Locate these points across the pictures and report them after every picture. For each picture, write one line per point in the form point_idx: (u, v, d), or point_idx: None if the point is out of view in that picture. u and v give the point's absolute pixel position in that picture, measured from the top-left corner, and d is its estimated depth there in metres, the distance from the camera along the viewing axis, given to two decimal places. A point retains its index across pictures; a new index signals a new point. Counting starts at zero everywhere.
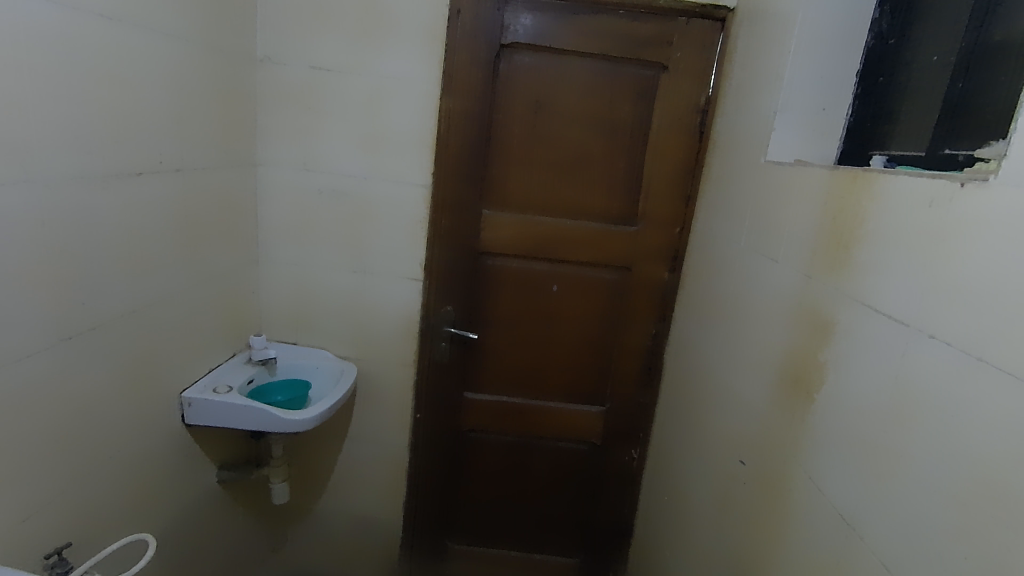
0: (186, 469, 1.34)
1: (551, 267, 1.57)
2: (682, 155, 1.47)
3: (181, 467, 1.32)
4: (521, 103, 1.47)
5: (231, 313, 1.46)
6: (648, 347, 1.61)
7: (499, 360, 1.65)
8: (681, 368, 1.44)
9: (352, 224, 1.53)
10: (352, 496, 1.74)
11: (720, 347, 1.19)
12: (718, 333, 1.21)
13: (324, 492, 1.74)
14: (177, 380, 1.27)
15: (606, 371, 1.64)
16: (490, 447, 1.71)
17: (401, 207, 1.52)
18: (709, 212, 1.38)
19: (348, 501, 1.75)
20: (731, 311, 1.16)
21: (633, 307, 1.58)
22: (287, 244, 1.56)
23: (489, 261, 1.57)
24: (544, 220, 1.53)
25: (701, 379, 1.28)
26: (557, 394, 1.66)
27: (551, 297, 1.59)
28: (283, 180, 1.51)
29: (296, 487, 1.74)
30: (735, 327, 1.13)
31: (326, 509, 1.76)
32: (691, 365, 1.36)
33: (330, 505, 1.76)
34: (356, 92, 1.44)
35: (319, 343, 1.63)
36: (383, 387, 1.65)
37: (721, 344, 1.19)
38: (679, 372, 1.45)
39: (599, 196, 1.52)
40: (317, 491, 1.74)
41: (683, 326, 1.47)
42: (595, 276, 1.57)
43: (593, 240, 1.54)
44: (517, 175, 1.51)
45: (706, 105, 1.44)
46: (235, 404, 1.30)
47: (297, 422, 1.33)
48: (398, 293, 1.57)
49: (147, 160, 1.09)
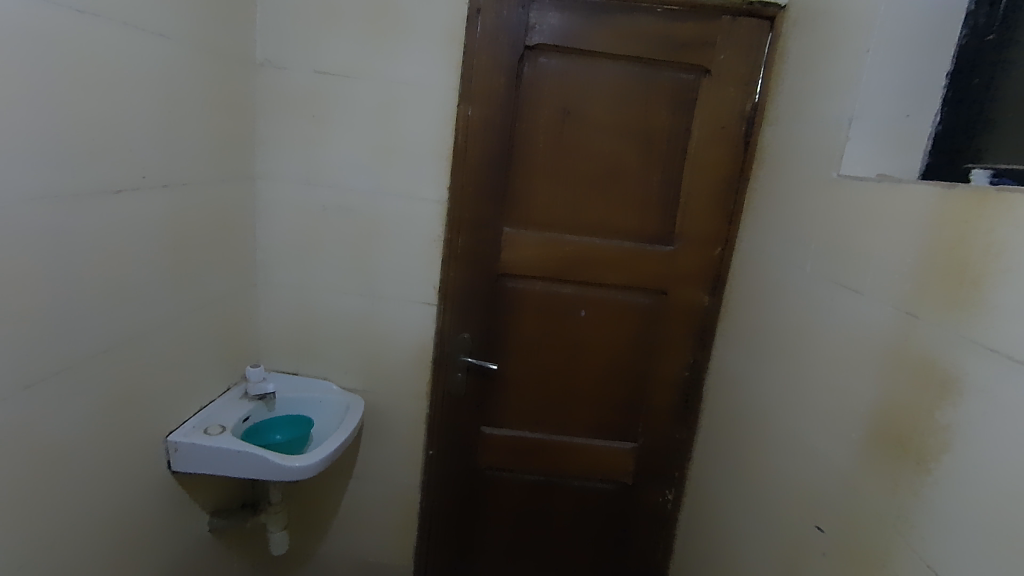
0: (174, 520, 1.19)
1: (578, 290, 1.43)
2: (724, 168, 1.33)
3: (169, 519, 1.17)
4: (547, 112, 1.33)
5: (224, 342, 1.32)
6: (685, 377, 1.46)
7: (520, 393, 1.49)
8: (727, 407, 1.29)
9: (360, 244, 1.40)
10: (357, 540, 1.59)
11: (781, 384, 1.04)
12: (777, 372, 1.07)
13: (326, 536, 1.59)
14: (163, 422, 1.12)
15: (637, 404, 1.49)
16: (509, 487, 1.55)
17: (414, 225, 1.38)
18: (759, 232, 1.24)
19: (352, 545, 1.59)
20: (795, 346, 1.01)
21: (668, 334, 1.43)
22: (288, 265, 1.42)
23: (511, 283, 1.42)
24: (570, 239, 1.39)
25: (755, 423, 1.13)
26: (583, 429, 1.51)
27: (578, 323, 1.44)
28: (285, 195, 1.38)
29: (294, 529, 1.58)
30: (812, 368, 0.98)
31: (329, 554, 1.60)
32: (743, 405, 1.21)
33: (333, 550, 1.60)
34: (366, 98, 1.32)
35: (323, 373, 1.47)
36: (394, 421, 1.50)
37: (782, 384, 1.04)
38: (726, 409, 1.30)
39: (632, 212, 1.38)
40: (318, 535, 1.59)
41: (729, 358, 1.32)
42: (626, 301, 1.43)
43: (626, 261, 1.39)
44: (541, 189, 1.37)
45: (752, 112, 1.30)
46: (229, 450, 1.14)
47: (296, 470, 1.17)
48: (411, 319, 1.44)
49: (127, 176, 0.96)
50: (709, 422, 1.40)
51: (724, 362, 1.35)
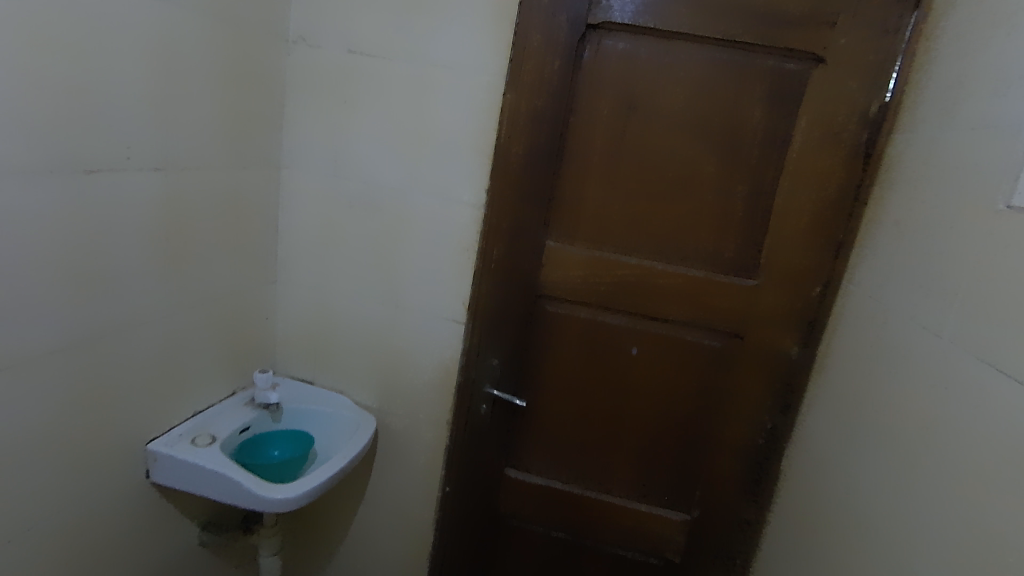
0: (153, 531, 1.09)
1: (631, 323, 1.18)
2: (835, 186, 1.03)
3: (146, 531, 1.08)
4: (610, 105, 1.10)
5: (231, 342, 1.21)
6: (759, 444, 1.17)
7: (553, 435, 1.28)
8: (818, 498, 1.00)
9: (386, 247, 1.24)
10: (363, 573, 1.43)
11: (909, 495, 0.74)
12: (900, 472, 0.77)
13: (331, 562, 1.45)
14: (144, 426, 1.02)
15: (695, 468, 1.23)
16: (534, 541, 1.34)
17: (445, 230, 1.20)
18: (880, 274, 0.94)
19: None
20: (930, 444, 0.72)
21: (741, 388, 1.15)
22: (311, 266, 1.30)
23: (552, 307, 1.21)
24: (626, 262, 1.15)
25: (863, 534, 0.83)
26: (626, 488, 1.27)
27: (629, 363, 1.20)
28: (312, 190, 1.26)
29: (297, 547, 1.46)
30: (947, 481, 0.67)
31: None
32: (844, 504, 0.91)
33: None
34: (401, 83, 1.16)
35: (338, 386, 1.34)
36: (410, 448, 1.33)
37: (910, 494, 0.74)
38: (818, 499, 1.00)
39: (707, 235, 1.12)
40: (323, 560, 1.45)
41: (824, 432, 1.02)
42: (691, 342, 1.17)
43: (693, 294, 1.14)
44: (595, 199, 1.15)
45: (881, 115, 1.00)
46: (206, 468, 1.02)
47: (273, 503, 1.00)
48: (435, 336, 1.26)
49: (108, 154, 0.86)
50: (791, 507, 1.10)
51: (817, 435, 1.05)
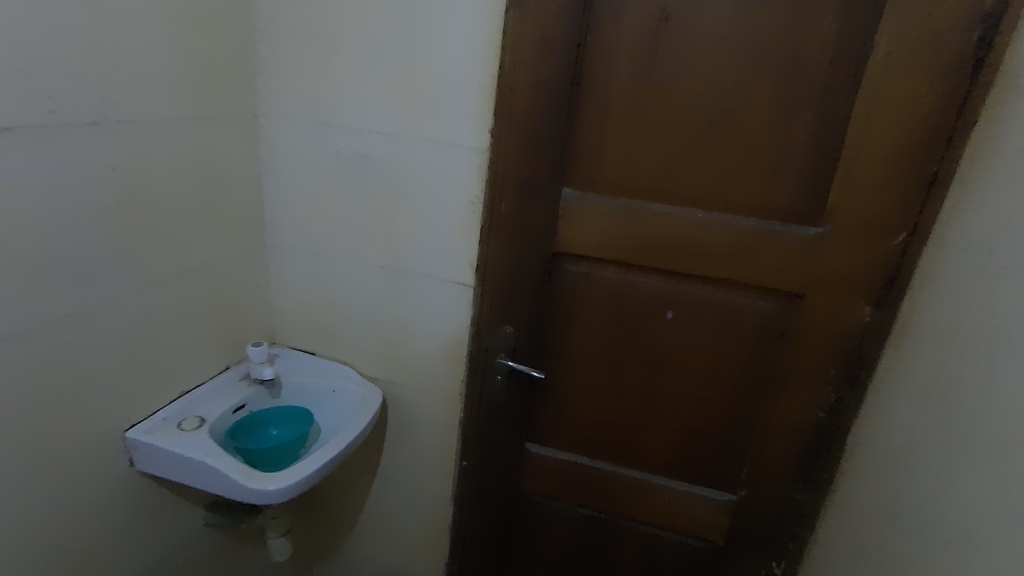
0: (148, 518, 1.02)
1: (666, 284, 1.01)
2: (929, 107, 0.81)
3: (139, 519, 1.01)
4: (636, 17, 0.88)
5: (219, 315, 1.10)
6: (820, 421, 1.00)
7: (578, 409, 1.14)
8: (905, 495, 0.82)
9: (382, 205, 1.09)
10: (381, 549, 1.36)
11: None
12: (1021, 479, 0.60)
13: (349, 537, 1.38)
14: (122, 414, 0.93)
15: (741, 446, 1.07)
16: (561, 524, 1.21)
17: (445, 182, 1.03)
18: (997, 221, 0.73)
19: (375, 552, 1.37)
20: None
21: (798, 357, 0.97)
22: (301, 227, 1.16)
23: (571, 267, 1.04)
24: (659, 212, 0.96)
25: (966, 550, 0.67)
26: (661, 466, 1.13)
27: (663, 329, 1.03)
28: (295, 141, 1.10)
29: (314, 521, 1.41)
30: None
31: (352, 557, 1.40)
32: (941, 511, 0.74)
33: (356, 553, 1.39)
34: (384, 6, 0.97)
35: (341, 358, 1.23)
36: (422, 422, 1.23)
37: None
38: (902, 497, 0.83)
39: (761, 175, 0.91)
40: (341, 535, 1.39)
41: (912, 417, 0.84)
42: (738, 304, 0.99)
43: (741, 248, 0.95)
44: (620, 137, 0.95)
45: (1002, 6, 0.75)
46: (189, 458, 0.93)
47: (259, 493, 0.90)
48: (442, 303, 1.11)
49: (25, 108, 0.72)
50: (864, 495, 0.93)
51: (898, 415, 0.87)
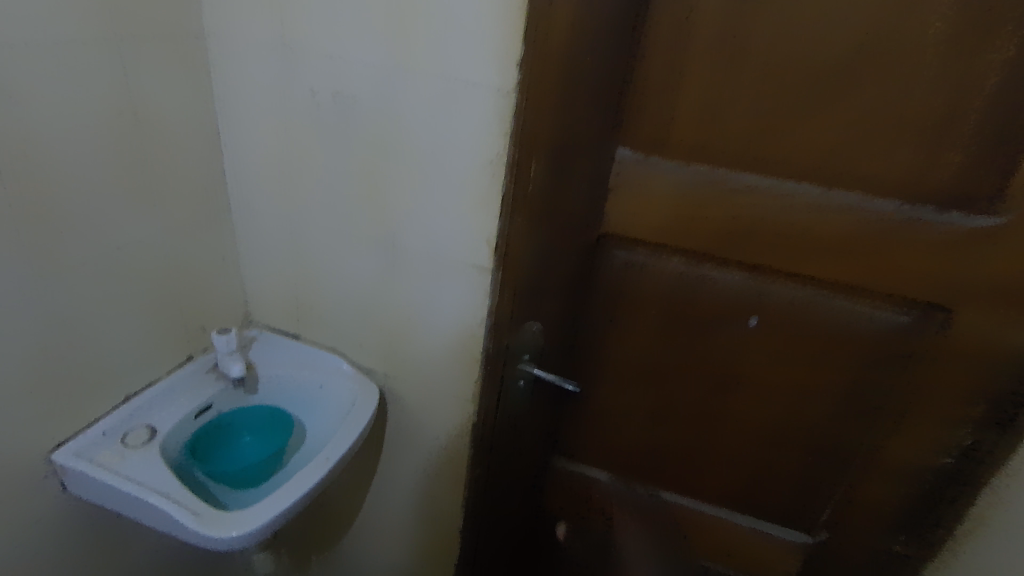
0: (93, 553, 0.83)
1: (748, 280, 0.76)
2: None
3: (80, 556, 0.81)
4: None
5: (172, 298, 0.87)
6: (945, 470, 0.75)
7: (620, 423, 0.92)
8: None
9: (371, 162, 0.83)
10: (379, 557, 1.18)
11: None
12: None
13: (344, 541, 1.21)
14: (43, 433, 0.73)
15: (831, 487, 0.83)
16: (595, 544, 0.98)
17: (453, 133, 0.76)
18: None
19: (373, 559, 1.20)
20: None
21: (929, 388, 0.72)
22: (272, 185, 0.90)
23: (622, 252, 0.82)
24: (748, 185, 0.71)
25: None
26: (720, 496, 0.91)
27: (738, 337, 0.79)
28: (257, 72, 0.83)
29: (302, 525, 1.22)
30: None
31: (348, 563, 1.23)
32: None
33: (352, 558, 1.22)
34: None
35: (330, 344, 1.01)
36: (427, 428, 1.00)
37: None
38: None
39: (908, 136, 0.63)
40: (335, 538, 1.21)
41: None
42: (847, 313, 0.73)
43: (865, 237, 0.68)
44: (701, 78, 0.69)
45: None
46: (128, 493, 0.73)
47: (211, 540, 0.71)
48: (450, 292, 0.87)
49: None
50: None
51: None
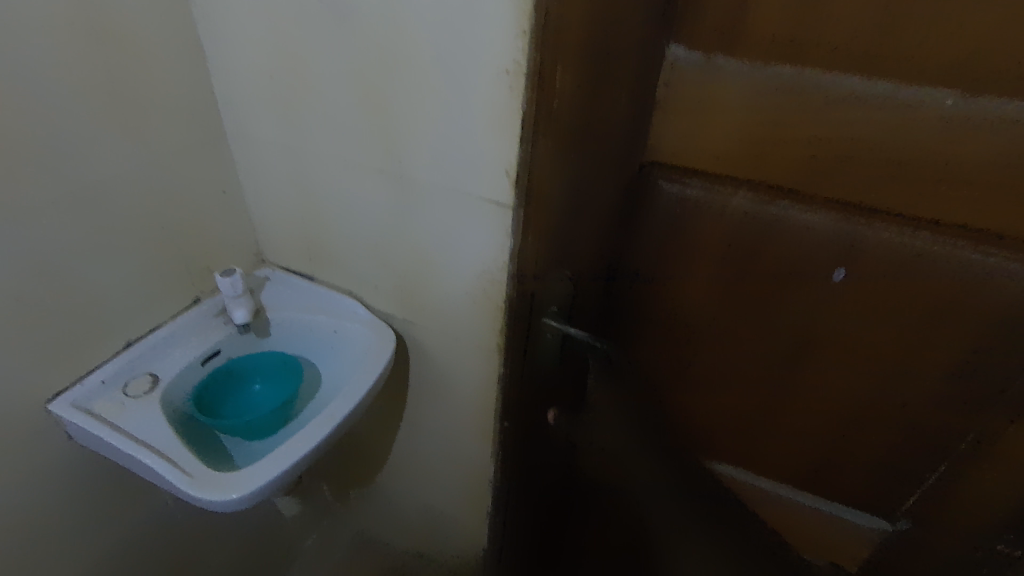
0: (109, 491, 0.83)
1: (825, 217, 0.64)
2: None
3: (95, 494, 0.81)
4: None
5: (167, 236, 0.80)
6: None
7: (664, 373, 0.84)
8: None
9: (368, 76, 0.68)
10: (411, 501, 1.15)
11: None
12: None
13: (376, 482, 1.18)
14: (39, 379, 0.70)
15: (908, 456, 0.73)
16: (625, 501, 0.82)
17: (459, 32, 0.59)
18: None
19: (405, 502, 1.17)
20: None
21: None
22: (268, 108, 0.79)
23: (671, 185, 0.70)
24: (833, 90, 0.58)
25: None
26: (775, 459, 0.83)
27: (810, 283, 0.68)
28: None
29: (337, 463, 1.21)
30: None
31: (382, 503, 1.21)
32: None
33: (385, 499, 1.20)
34: None
35: (345, 287, 0.92)
36: (450, 378, 0.92)
37: None
38: None
39: None
40: (368, 479, 1.19)
41: None
42: (949, 257, 0.60)
43: (979, 155, 0.55)
44: None
45: None
46: (118, 446, 0.70)
47: (205, 501, 0.67)
48: (467, 234, 0.73)
49: None
50: None
51: None
